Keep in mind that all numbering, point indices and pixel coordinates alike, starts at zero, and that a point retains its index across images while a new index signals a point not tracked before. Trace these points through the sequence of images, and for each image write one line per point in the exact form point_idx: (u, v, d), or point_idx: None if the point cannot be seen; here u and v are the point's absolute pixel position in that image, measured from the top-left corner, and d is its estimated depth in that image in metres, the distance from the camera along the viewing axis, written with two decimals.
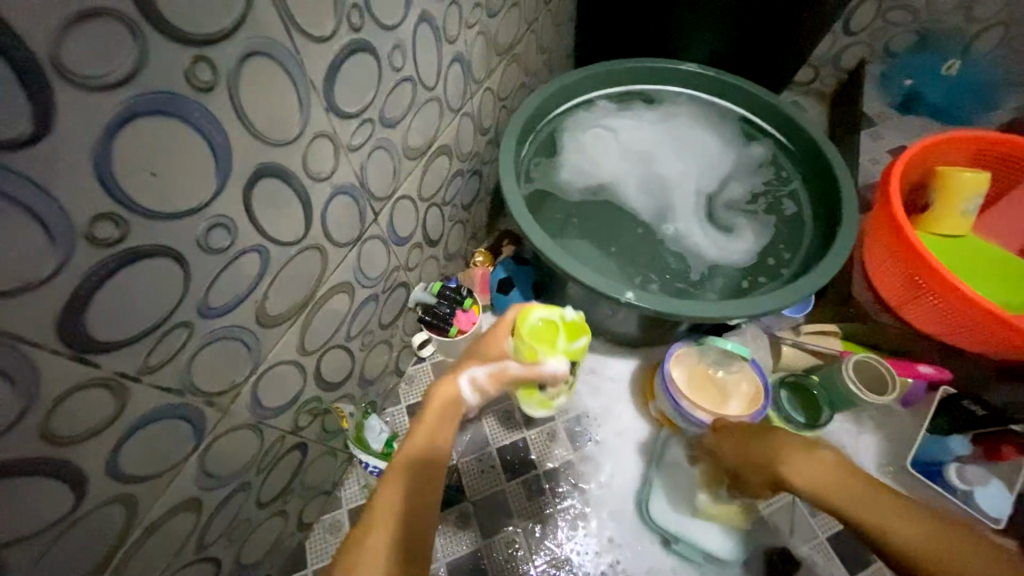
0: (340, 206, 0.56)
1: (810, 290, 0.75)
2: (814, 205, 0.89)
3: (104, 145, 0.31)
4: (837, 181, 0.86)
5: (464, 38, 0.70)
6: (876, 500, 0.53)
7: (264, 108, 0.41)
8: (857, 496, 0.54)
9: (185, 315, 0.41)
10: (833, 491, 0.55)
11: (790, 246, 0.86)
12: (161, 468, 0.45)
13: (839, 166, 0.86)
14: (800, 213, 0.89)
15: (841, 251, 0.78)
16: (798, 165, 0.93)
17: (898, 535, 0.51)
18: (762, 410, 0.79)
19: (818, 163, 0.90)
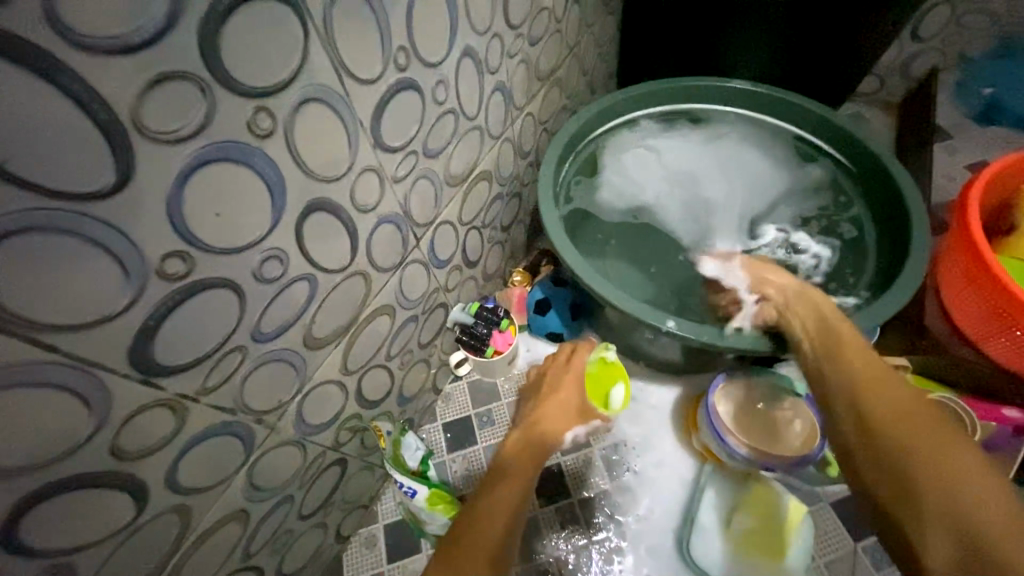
0: (384, 233, 0.58)
1: (874, 323, 0.69)
2: (880, 228, 0.82)
3: (176, 192, 0.34)
4: (906, 203, 0.79)
5: (506, 67, 0.72)
6: (968, 462, 0.42)
7: (317, 149, 0.43)
8: (948, 452, 0.43)
9: (239, 340, 0.44)
10: (909, 434, 0.46)
11: (852, 272, 0.80)
12: (213, 481, 0.48)
13: (908, 187, 0.80)
14: (863, 237, 0.83)
15: (910, 280, 0.72)
16: (861, 186, 0.86)
17: (944, 498, 0.40)
18: (816, 451, 0.74)
19: (884, 184, 0.83)
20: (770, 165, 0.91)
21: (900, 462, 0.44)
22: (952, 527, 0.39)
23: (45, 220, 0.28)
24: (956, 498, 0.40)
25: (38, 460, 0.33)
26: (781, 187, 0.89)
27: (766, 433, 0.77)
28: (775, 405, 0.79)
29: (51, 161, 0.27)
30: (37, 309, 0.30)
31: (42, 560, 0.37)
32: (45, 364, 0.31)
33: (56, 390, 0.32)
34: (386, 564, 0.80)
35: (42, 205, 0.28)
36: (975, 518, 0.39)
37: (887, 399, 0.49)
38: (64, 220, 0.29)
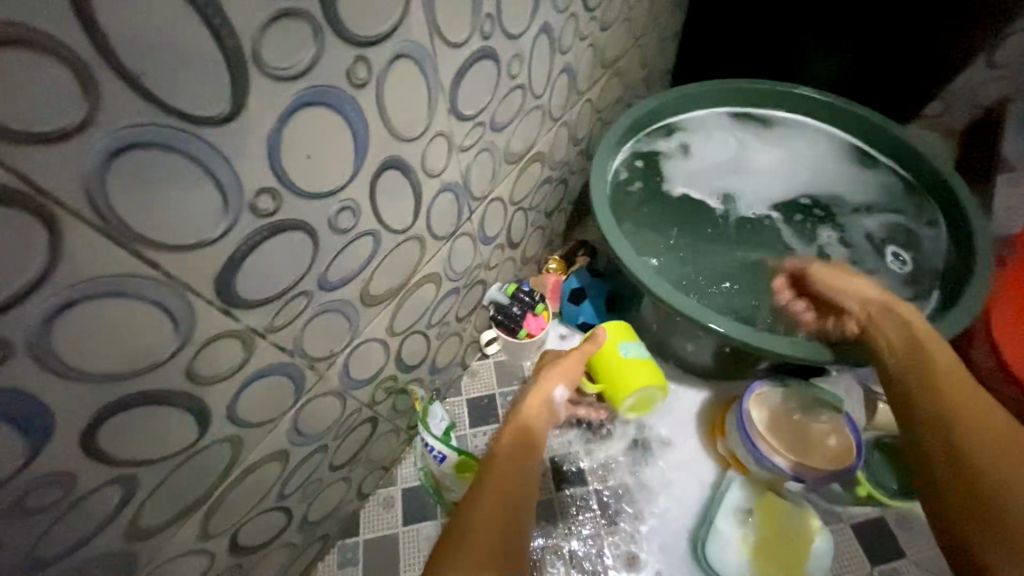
0: (444, 201, 0.59)
1: None
2: (945, 257, 0.79)
3: (276, 131, 0.35)
4: (973, 234, 0.76)
5: (576, 49, 0.72)
6: (1014, 456, 0.46)
7: (402, 108, 0.44)
8: (994, 413, 0.50)
9: (307, 285, 0.45)
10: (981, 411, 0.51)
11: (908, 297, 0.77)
12: (264, 418, 0.50)
13: (977, 217, 0.77)
14: (925, 262, 0.80)
15: (966, 312, 0.70)
16: (929, 211, 0.84)
17: (1001, 474, 0.45)
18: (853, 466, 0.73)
19: (954, 213, 0.80)
20: (834, 180, 0.89)
21: (948, 443, 0.49)
22: (986, 484, 0.45)
23: (165, 139, 0.29)
24: (1009, 483, 0.44)
25: (124, 370, 0.35)
26: (844, 203, 0.87)
27: (798, 443, 0.76)
28: (812, 416, 0.79)
29: (179, 84, 0.29)
30: (146, 225, 0.31)
31: (112, 470, 0.38)
32: (144, 279, 0.33)
33: (150, 304, 0.34)
34: (401, 526, 0.82)
35: (166, 125, 0.29)
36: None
37: (962, 393, 0.53)
38: (181, 141, 0.30)
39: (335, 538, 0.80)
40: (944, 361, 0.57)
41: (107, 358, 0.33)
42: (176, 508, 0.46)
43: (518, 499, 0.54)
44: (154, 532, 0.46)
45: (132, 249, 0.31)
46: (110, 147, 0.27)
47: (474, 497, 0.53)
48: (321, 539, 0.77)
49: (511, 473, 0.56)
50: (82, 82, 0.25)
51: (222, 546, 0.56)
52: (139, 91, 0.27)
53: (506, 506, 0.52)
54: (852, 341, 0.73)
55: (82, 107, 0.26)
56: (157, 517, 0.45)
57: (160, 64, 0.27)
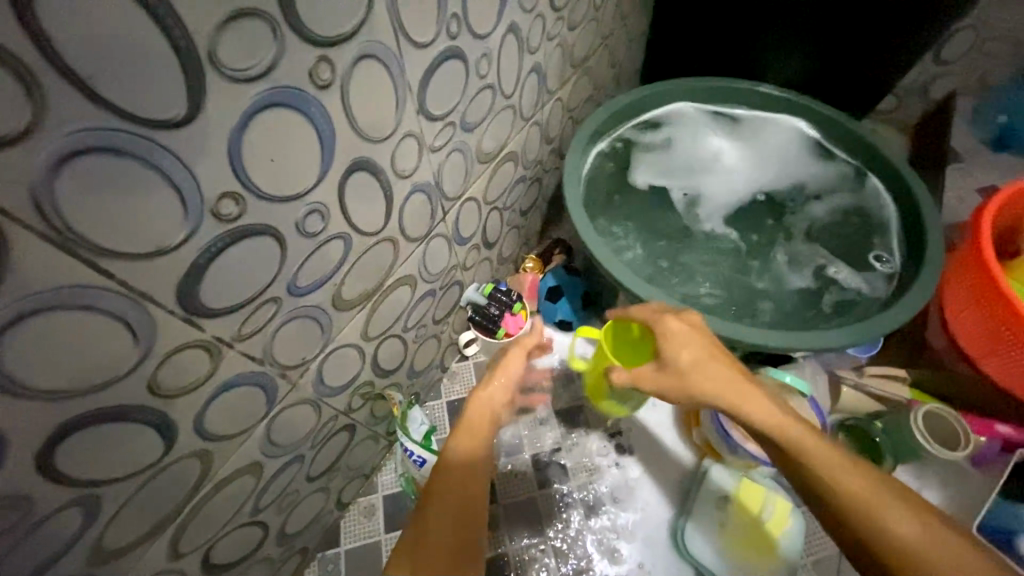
0: (416, 202, 0.59)
1: (882, 331, 0.72)
2: (901, 246, 0.83)
3: (238, 134, 0.34)
4: (925, 223, 0.81)
5: (545, 49, 0.72)
6: (912, 522, 0.45)
7: (369, 108, 0.44)
8: (883, 516, 0.45)
9: (276, 292, 0.44)
10: (869, 503, 0.46)
11: (866, 283, 0.81)
12: (236, 429, 0.49)
13: (928, 208, 0.81)
14: (882, 249, 0.84)
15: (919, 297, 0.74)
16: (885, 202, 0.87)
17: (878, 537, 0.45)
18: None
19: (907, 203, 0.84)
20: (796, 174, 0.92)
21: (872, 534, 0.45)
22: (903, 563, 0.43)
23: (116, 143, 0.28)
24: (911, 552, 0.43)
25: (80, 387, 0.33)
26: (808, 195, 0.90)
27: None
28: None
29: (130, 86, 0.27)
30: (99, 234, 0.30)
31: (70, 493, 0.36)
32: (100, 290, 0.31)
33: (106, 316, 0.32)
34: (384, 533, 0.81)
35: (117, 128, 0.28)
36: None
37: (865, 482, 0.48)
38: (134, 145, 0.29)
39: (316, 549, 0.78)
40: (817, 445, 0.51)
41: (62, 375, 0.32)
42: (143, 528, 0.44)
43: (473, 493, 0.54)
44: (120, 555, 0.44)
45: (86, 259, 0.30)
46: (56, 153, 0.26)
47: (436, 500, 0.52)
48: (301, 551, 0.75)
49: (468, 472, 0.55)
50: (25, 85, 0.24)
51: (195, 565, 0.54)
52: (88, 95, 0.26)
53: (467, 512, 0.52)
54: (816, 328, 0.76)
55: (24, 112, 0.24)
56: (123, 539, 0.43)
57: (110, 66, 0.26)
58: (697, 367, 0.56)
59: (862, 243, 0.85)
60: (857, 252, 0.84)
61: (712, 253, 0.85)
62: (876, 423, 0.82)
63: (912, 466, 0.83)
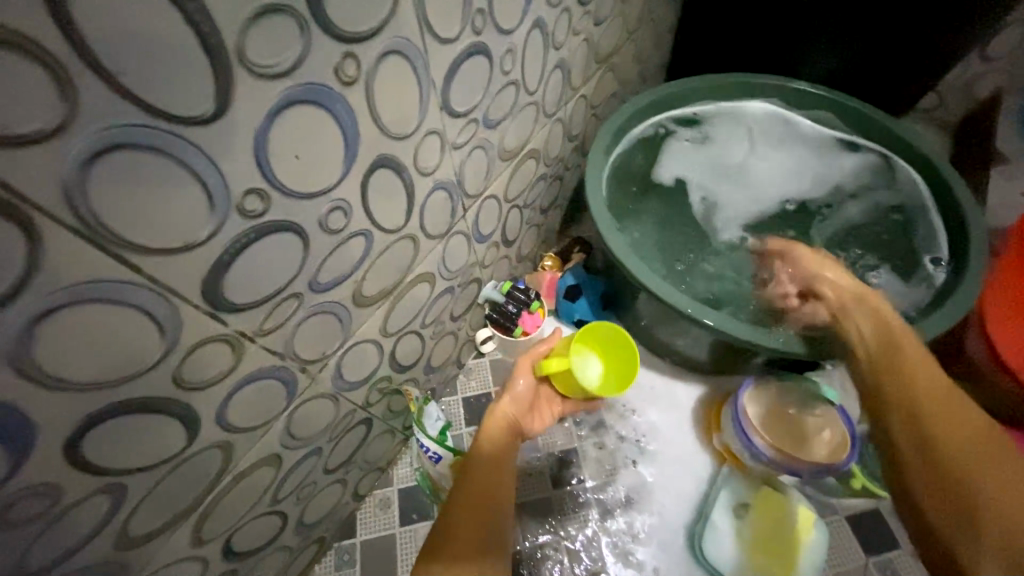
0: (437, 199, 0.58)
1: (917, 342, 0.69)
2: (941, 252, 0.79)
3: (264, 131, 0.34)
4: (967, 230, 0.77)
5: (570, 44, 0.71)
6: (996, 458, 0.43)
7: (393, 105, 0.44)
8: (983, 466, 0.43)
9: (297, 287, 0.44)
10: (950, 426, 0.46)
11: (901, 290, 0.77)
12: (257, 422, 0.49)
13: (971, 213, 0.77)
14: (921, 255, 0.80)
15: (959, 307, 0.71)
16: (924, 206, 0.83)
17: (948, 451, 0.45)
18: (850, 458, 0.73)
19: (949, 208, 0.80)
20: (830, 174, 0.89)
21: (940, 454, 0.45)
22: (958, 478, 0.43)
23: (146, 140, 0.28)
24: (974, 469, 0.43)
25: (109, 378, 0.34)
26: (840, 198, 0.87)
27: (791, 437, 0.76)
28: (808, 410, 0.79)
29: (159, 84, 0.28)
30: (129, 230, 0.30)
31: (98, 480, 0.37)
32: (128, 284, 0.32)
33: (134, 309, 0.33)
34: (398, 527, 0.82)
35: (146, 125, 0.28)
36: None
37: (955, 415, 0.47)
38: (163, 142, 0.29)
39: (331, 540, 0.80)
40: (921, 371, 0.52)
41: (91, 366, 0.32)
42: (167, 516, 0.45)
43: (498, 491, 0.56)
44: (144, 540, 0.45)
45: (115, 254, 0.30)
46: (88, 149, 0.26)
47: (457, 496, 0.54)
48: (316, 542, 0.76)
49: (496, 467, 0.58)
50: (59, 83, 0.24)
51: (215, 553, 0.55)
52: (118, 91, 0.26)
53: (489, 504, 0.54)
54: (845, 335, 0.74)
55: (57, 107, 0.25)
56: (148, 525, 0.44)
57: (140, 62, 0.26)
58: (850, 306, 0.64)
59: (897, 248, 0.81)
60: (892, 257, 0.80)
61: (737, 256, 0.83)
62: None
63: None
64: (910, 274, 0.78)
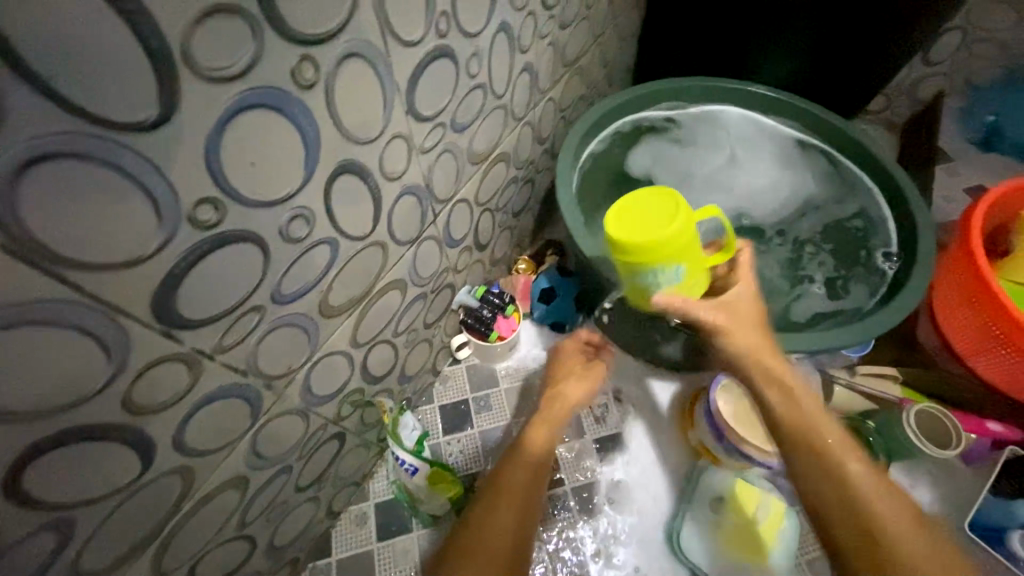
0: (405, 204, 0.57)
1: (870, 334, 0.72)
2: (892, 247, 0.82)
3: (216, 136, 0.32)
4: (919, 226, 0.80)
5: (536, 48, 0.71)
6: (906, 522, 0.46)
7: (355, 109, 0.42)
8: (868, 497, 0.47)
9: (258, 300, 0.42)
10: (859, 485, 0.48)
11: (857, 283, 0.81)
12: (219, 443, 0.47)
13: (920, 210, 0.81)
14: (878, 248, 0.83)
15: (909, 298, 0.74)
16: (880, 204, 0.86)
17: (865, 517, 0.46)
18: (815, 450, 0.72)
19: (902, 205, 0.84)
20: (791, 173, 0.92)
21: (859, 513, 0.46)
22: (881, 544, 0.44)
23: (82, 149, 0.26)
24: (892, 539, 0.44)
25: (50, 407, 0.31)
26: (801, 197, 0.89)
27: (764, 430, 0.75)
28: None
29: (96, 88, 0.26)
30: (67, 246, 0.28)
31: (41, 516, 0.34)
32: (68, 304, 0.29)
33: (75, 331, 0.30)
34: (375, 542, 0.79)
35: (82, 132, 0.26)
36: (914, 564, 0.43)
37: (865, 475, 0.48)
38: (102, 150, 0.27)
39: (305, 561, 0.77)
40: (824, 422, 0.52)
41: (27, 395, 0.30)
42: (122, 549, 0.42)
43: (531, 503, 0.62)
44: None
45: (52, 273, 0.28)
46: (16, 159, 0.24)
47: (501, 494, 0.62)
48: (290, 563, 0.73)
49: (536, 475, 0.65)
50: None
51: None
52: (48, 95, 0.24)
53: (525, 513, 0.61)
54: (807, 329, 0.77)
55: None
56: (101, 560, 0.41)
57: (72, 65, 0.25)
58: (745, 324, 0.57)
59: (854, 244, 0.84)
60: (850, 253, 0.84)
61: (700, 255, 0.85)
62: (868, 422, 0.83)
63: (903, 464, 0.83)
64: (866, 270, 0.82)
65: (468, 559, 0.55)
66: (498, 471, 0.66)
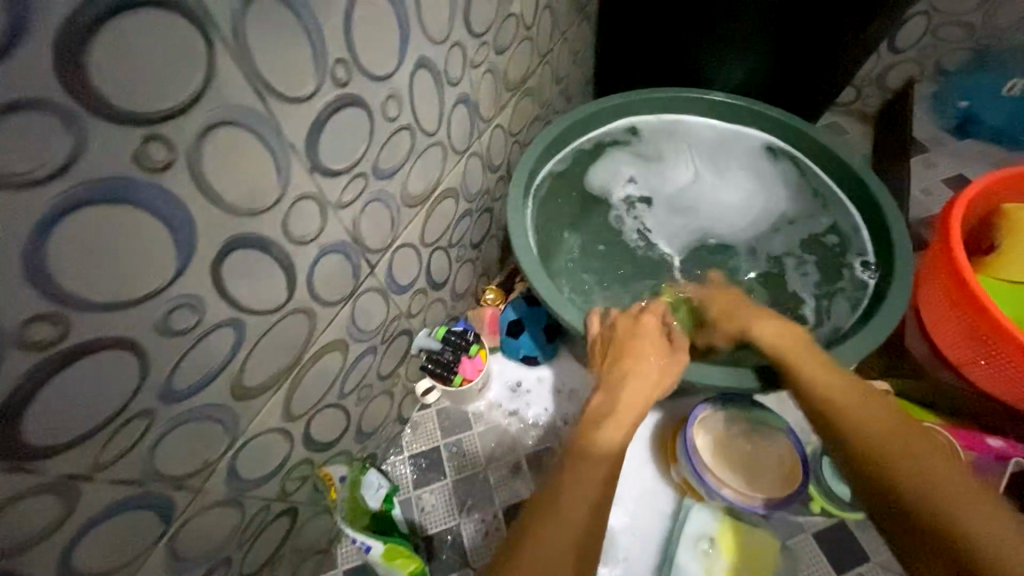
0: (330, 263, 0.53)
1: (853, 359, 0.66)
2: (869, 261, 0.78)
3: (35, 246, 0.28)
4: (892, 239, 0.75)
5: (470, 77, 0.67)
6: (926, 467, 0.47)
7: (236, 181, 0.38)
8: (906, 456, 0.48)
9: (143, 405, 0.39)
10: (896, 447, 0.49)
11: (833, 304, 0.77)
12: (122, 559, 0.43)
13: (894, 219, 0.76)
14: (851, 260, 0.79)
15: (891, 315, 0.69)
16: (858, 216, 0.81)
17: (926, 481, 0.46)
18: (803, 484, 0.66)
19: (877, 218, 0.78)
20: (757, 186, 0.88)
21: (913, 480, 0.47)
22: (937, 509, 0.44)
23: None
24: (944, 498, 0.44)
25: None
26: (767, 215, 0.86)
27: (745, 467, 0.69)
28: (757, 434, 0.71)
29: None
30: None
31: None
32: None
33: None
34: None
35: None
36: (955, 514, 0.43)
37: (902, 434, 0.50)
38: None
39: None
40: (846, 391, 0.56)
41: None
42: None
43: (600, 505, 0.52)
44: None
45: None
46: None
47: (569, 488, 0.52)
48: None
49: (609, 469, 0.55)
50: None
51: None
52: None
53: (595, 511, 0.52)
54: None
55: None
56: None
57: None
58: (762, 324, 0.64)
59: (826, 259, 0.81)
60: (822, 269, 0.81)
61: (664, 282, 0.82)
62: None
63: None
64: (841, 287, 0.78)
65: (540, 544, 0.48)
66: (567, 455, 0.56)
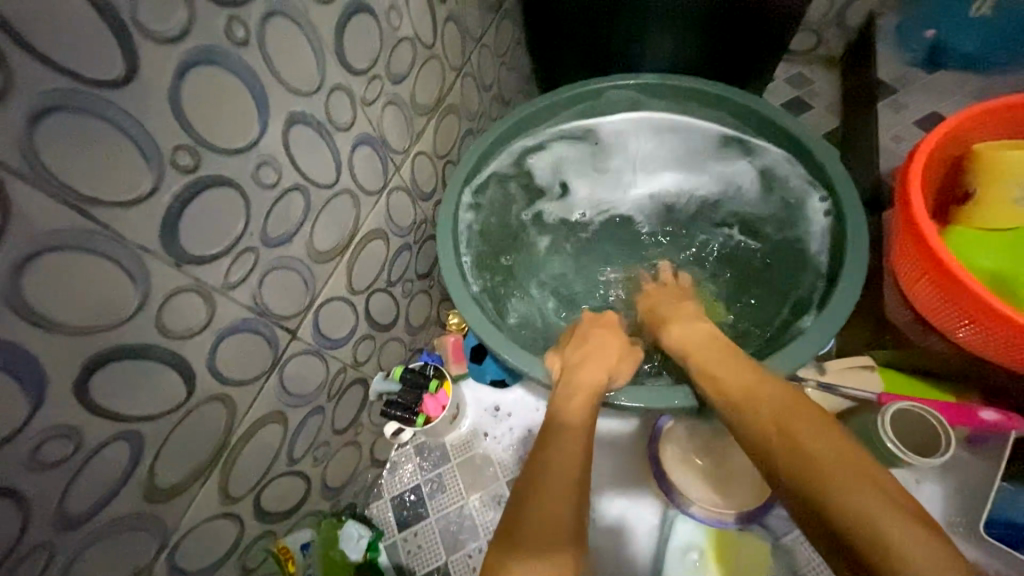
0: (237, 343, 0.51)
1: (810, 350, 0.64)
2: (824, 246, 0.74)
3: None
4: (846, 216, 0.70)
5: (369, 115, 0.63)
6: (828, 456, 0.46)
7: (77, 301, 0.37)
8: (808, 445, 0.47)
9: (38, 538, 0.39)
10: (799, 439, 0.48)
11: (788, 296, 0.75)
12: None
13: (844, 190, 0.72)
14: (797, 237, 0.77)
15: (846, 300, 0.65)
16: (804, 201, 0.78)
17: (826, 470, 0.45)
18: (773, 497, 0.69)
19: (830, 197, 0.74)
20: (696, 168, 0.85)
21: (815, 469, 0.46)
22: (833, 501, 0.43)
23: None
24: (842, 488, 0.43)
25: None
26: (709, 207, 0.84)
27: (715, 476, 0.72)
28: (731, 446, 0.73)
29: None
30: None
31: None
32: None
33: None
34: None
35: None
36: (850, 502, 0.42)
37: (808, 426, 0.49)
38: None
39: None
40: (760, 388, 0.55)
41: None
42: None
43: (573, 499, 0.50)
44: None
45: None
46: None
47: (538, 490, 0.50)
48: None
49: (576, 455, 0.53)
50: None
51: None
52: None
53: (562, 506, 0.49)
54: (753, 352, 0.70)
55: None
56: None
57: None
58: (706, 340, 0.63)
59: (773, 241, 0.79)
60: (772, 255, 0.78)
61: (602, 291, 0.81)
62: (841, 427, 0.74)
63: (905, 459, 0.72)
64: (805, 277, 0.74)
65: (534, 507, 0.49)
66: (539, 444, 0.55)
